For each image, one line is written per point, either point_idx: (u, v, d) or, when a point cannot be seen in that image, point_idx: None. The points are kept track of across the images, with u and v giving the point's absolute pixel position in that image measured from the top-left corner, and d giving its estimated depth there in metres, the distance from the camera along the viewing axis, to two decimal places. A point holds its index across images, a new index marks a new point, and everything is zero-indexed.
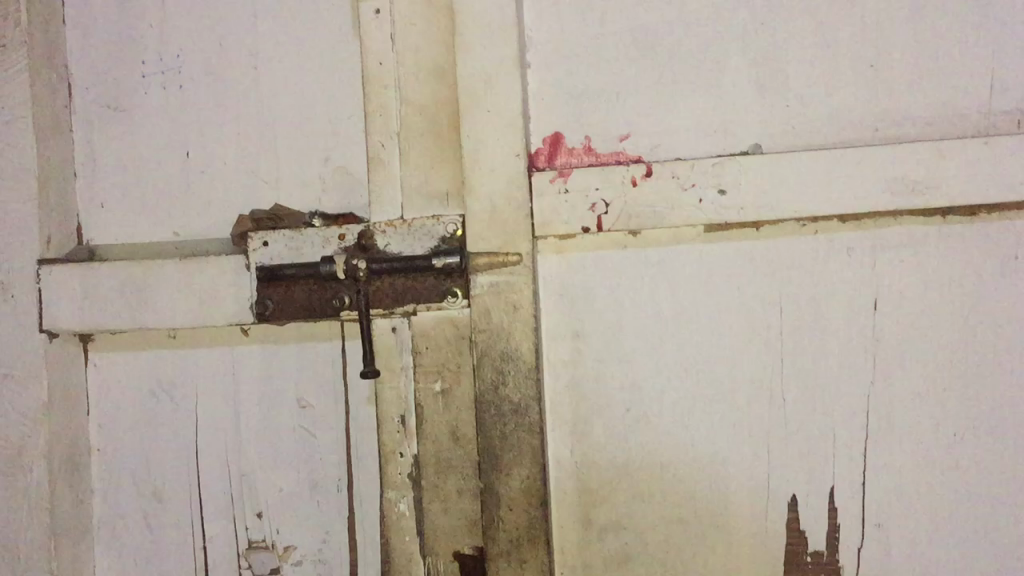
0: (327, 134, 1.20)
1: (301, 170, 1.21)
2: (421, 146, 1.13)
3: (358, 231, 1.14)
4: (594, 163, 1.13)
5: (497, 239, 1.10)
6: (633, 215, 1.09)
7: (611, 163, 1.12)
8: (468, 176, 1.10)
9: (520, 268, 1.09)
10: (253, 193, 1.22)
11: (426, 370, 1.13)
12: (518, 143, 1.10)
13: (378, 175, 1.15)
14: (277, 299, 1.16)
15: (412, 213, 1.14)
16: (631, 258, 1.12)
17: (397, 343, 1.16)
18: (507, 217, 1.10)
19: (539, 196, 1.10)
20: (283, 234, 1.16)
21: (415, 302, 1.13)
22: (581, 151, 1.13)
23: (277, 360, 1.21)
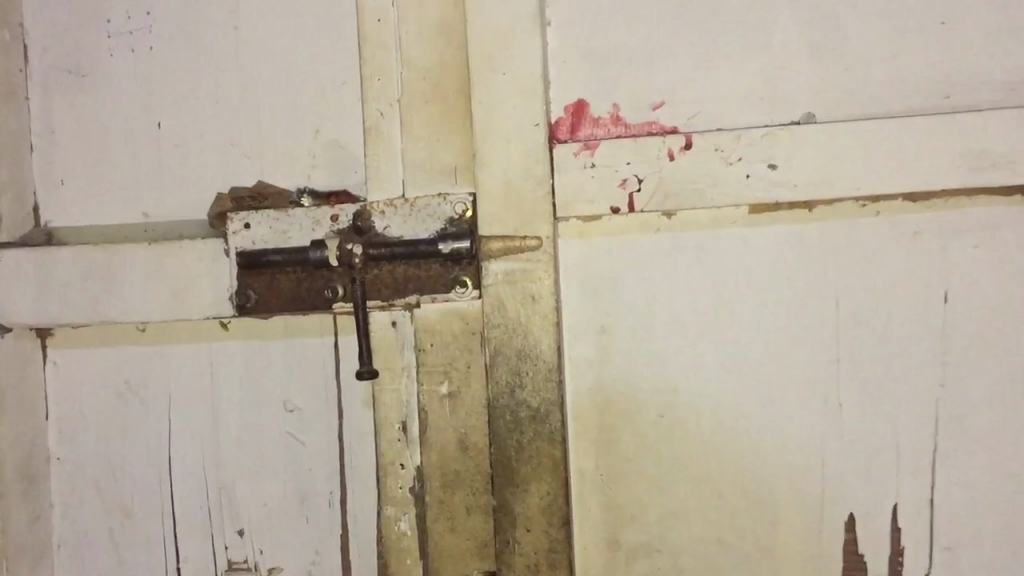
0: (317, 101, 1.06)
1: (288, 142, 1.06)
2: (425, 115, 0.99)
3: (353, 212, 1.00)
4: (624, 134, 0.98)
5: (513, 221, 0.96)
6: (672, 194, 0.95)
7: (644, 135, 0.98)
8: (479, 149, 0.96)
9: (539, 253, 0.95)
10: (233, 169, 1.07)
11: (431, 370, 0.99)
12: (537, 111, 0.96)
13: (377, 147, 1.01)
14: (261, 289, 1.03)
15: (415, 192, 1.00)
16: (665, 243, 0.99)
17: (397, 339, 1.01)
18: (525, 196, 0.96)
19: (562, 172, 0.96)
20: (267, 214, 1.02)
21: (419, 293, 0.99)
22: (609, 121, 0.99)
23: (260, 359, 1.07)
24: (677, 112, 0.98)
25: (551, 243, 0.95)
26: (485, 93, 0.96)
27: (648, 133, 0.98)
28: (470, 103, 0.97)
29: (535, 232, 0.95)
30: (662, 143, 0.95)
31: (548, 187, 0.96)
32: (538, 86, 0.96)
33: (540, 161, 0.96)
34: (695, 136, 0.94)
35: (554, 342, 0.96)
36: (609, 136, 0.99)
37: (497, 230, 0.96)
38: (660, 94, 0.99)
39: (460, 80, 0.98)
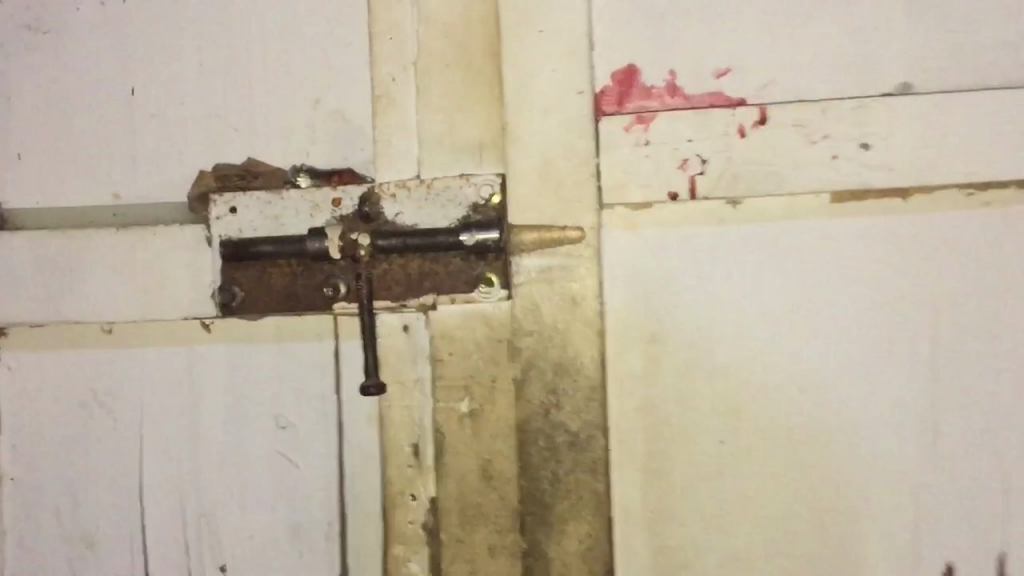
0: (317, 65, 0.90)
1: (283, 112, 0.90)
2: (447, 79, 0.83)
3: (358, 195, 0.85)
4: (682, 108, 0.82)
5: (552, 209, 0.81)
6: (744, 177, 0.81)
7: (708, 108, 0.82)
8: (510, 122, 0.82)
9: (580, 247, 0.81)
10: (218, 143, 0.91)
11: (449, 384, 0.84)
12: (581, 79, 0.81)
13: (387, 118, 0.85)
14: (250, 284, 0.87)
15: (431, 173, 0.84)
16: (730, 236, 0.82)
17: (409, 346, 0.85)
18: (566, 179, 0.81)
19: (610, 150, 0.82)
20: (257, 197, 0.87)
21: (436, 291, 0.84)
22: (664, 91, 0.82)
23: (249, 365, 0.90)
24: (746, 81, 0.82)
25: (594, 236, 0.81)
26: (519, 55, 0.82)
27: (713, 106, 0.82)
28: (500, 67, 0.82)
29: (576, 222, 0.81)
30: (732, 116, 0.81)
31: (594, 167, 0.81)
32: (586, 48, 0.82)
33: (583, 138, 0.81)
34: (772, 106, 0.81)
35: (598, 354, 0.82)
36: (665, 109, 0.82)
37: (531, 219, 0.82)
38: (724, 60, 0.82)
39: (488, 37, 0.82)
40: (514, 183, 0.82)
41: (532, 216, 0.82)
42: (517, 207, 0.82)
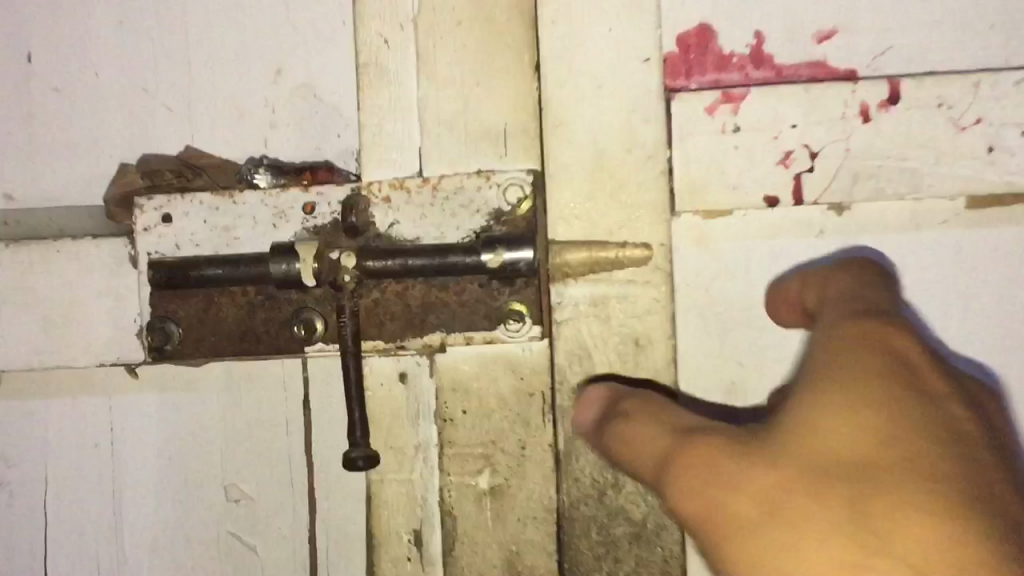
0: (278, 24, 0.67)
1: (235, 86, 0.68)
2: (460, 41, 0.62)
3: (340, 199, 0.62)
4: (772, 83, 0.61)
5: (609, 218, 0.61)
6: (869, 175, 0.61)
7: (811, 83, 0.61)
8: (548, 100, 0.61)
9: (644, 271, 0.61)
10: (146, 128, 0.69)
11: (463, 452, 0.63)
12: (643, 43, 0.61)
13: (377, 94, 0.63)
14: (191, 318, 0.64)
15: (439, 169, 0.63)
16: (835, 255, 0.61)
17: (409, 402, 0.64)
18: (626, 178, 0.61)
19: (685, 140, 0.61)
20: (199, 200, 0.64)
21: (446, 328, 0.62)
22: (748, 60, 0.62)
23: (192, 421, 0.68)
24: (863, 44, 0.61)
25: (664, 257, 0.61)
26: (561, 9, 0.61)
27: (814, 81, 0.61)
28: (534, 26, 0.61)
29: (639, 236, 0.61)
30: (851, 92, 0.61)
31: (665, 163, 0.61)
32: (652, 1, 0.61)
33: (649, 122, 0.61)
34: (903, 79, 0.60)
35: None
36: (749, 84, 0.61)
37: (580, 231, 0.61)
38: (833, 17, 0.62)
39: None
40: (556, 183, 0.62)
41: (580, 227, 0.61)
42: (559, 215, 0.62)
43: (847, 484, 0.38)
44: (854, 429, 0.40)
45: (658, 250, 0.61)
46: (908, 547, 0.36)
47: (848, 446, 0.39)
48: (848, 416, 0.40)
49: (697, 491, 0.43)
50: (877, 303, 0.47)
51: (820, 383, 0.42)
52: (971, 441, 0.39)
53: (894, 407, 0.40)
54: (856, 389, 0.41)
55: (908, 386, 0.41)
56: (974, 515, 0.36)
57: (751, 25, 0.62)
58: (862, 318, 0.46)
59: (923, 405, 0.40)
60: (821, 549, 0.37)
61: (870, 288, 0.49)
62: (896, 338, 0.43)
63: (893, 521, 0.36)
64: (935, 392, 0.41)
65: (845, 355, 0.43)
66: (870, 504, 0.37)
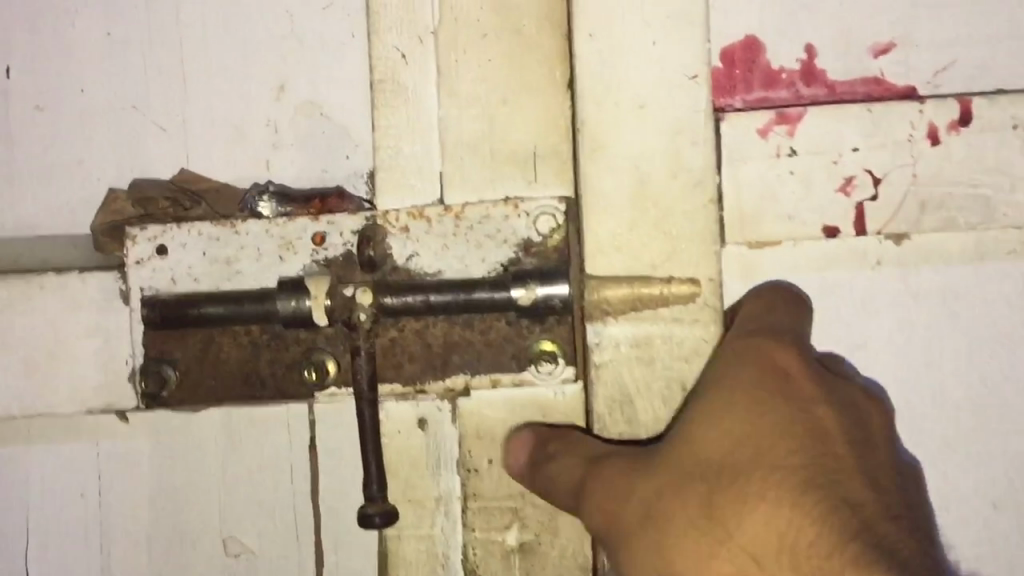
0: (283, 35, 0.62)
1: (234, 103, 0.62)
2: (486, 56, 0.56)
3: (354, 229, 0.57)
4: (824, 101, 0.56)
5: (653, 251, 0.55)
6: (937, 203, 0.56)
7: (868, 101, 0.56)
8: (584, 120, 0.56)
9: (692, 309, 0.55)
10: (137, 149, 0.63)
11: (489, 506, 0.58)
12: (689, 57, 0.55)
13: (395, 113, 0.58)
14: (189, 360, 0.59)
15: (462, 196, 0.57)
16: (895, 288, 0.56)
17: (430, 451, 0.58)
18: (671, 206, 0.55)
19: (736, 166, 0.56)
20: (197, 230, 0.58)
21: (471, 370, 0.57)
22: (798, 76, 0.57)
23: (187, 473, 0.61)
24: (925, 59, 0.56)
25: (713, 293, 0.55)
26: (600, 20, 0.56)
27: (871, 99, 0.56)
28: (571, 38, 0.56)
29: (686, 271, 0.55)
30: (918, 112, 0.55)
31: (714, 189, 0.55)
32: (700, 11, 0.56)
33: (696, 145, 0.55)
34: (975, 98, 0.55)
35: None
36: (799, 103, 0.56)
37: (620, 264, 0.55)
38: (893, 30, 0.56)
39: None
40: (593, 211, 0.56)
41: (621, 259, 0.55)
42: (596, 247, 0.56)
43: (708, 482, 0.44)
44: (736, 441, 0.44)
45: (706, 286, 0.55)
46: (743, 526, 0.41)
47: (710, 446, 0.44)
48: (728, 430, 0.44)
49: (605, 499, 0.47)
50: (779, 331, 0.50)
51: (714, 408, 0.46)
52: (837, 454, 0.43)
53: (759, 412, 0.45)
54: (732, 399, 0.46)
55: (766, 398, 0.45)
56: (801, 506, 0.40)
57: (802, 38, 0.57)
58: (748, 335, 0.49)
59: (784, 410, 0.44)
60: (672, 536, 0.43)
61: (775, 318, 0.51)
62: (793, 365, 0.47)
63: (739, 511, 0.42)
64: (795, 394, 0.45)
65: (735, 374, 0.47)
66: (716, 493, 0.43)
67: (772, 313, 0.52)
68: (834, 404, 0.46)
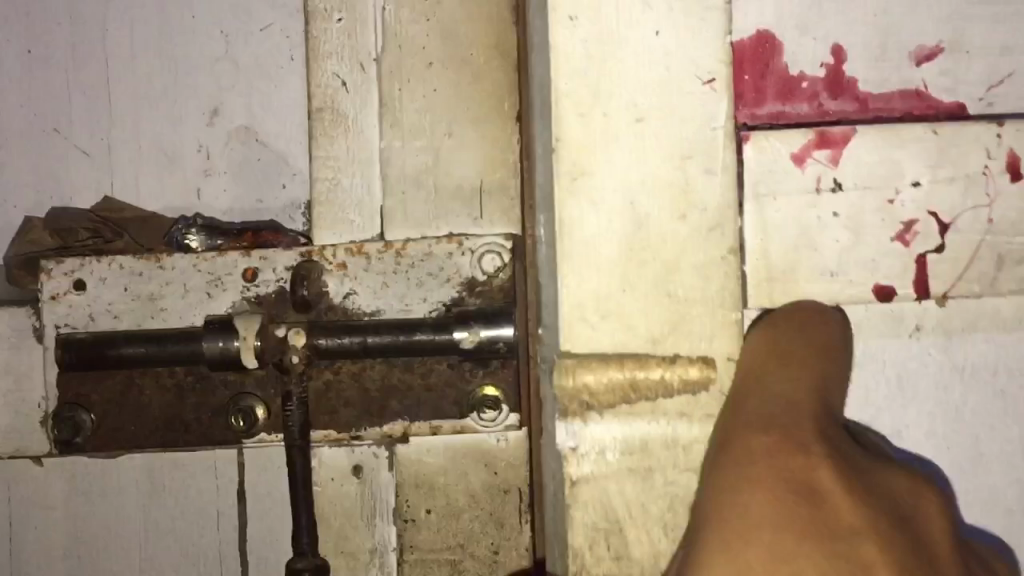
0: (215, 58, 0.58)
1: (162, 129, 0.59)
2: (431, 86, 0.54)
3: (287, 265, 0.54)
4: (853, 118, 0.48)
5: (653, 315, 0.47)
6: (1017, 259, 0.47)
7: (906, 121, 0.47)
8: (562, 157, 0.47)
9: (700, 400, 0.47)
10: (57, 174, 0.59)
11: (426, 559, 0.55)
12: (702, 58, 0.47)
13: (332, 143, 0.55)
14: (106, 404, 0.55)
15: (403, 231, 0.55)
16: (935, 361, 0.48)
17: (364, 501, 0.55)
18: (674, 255, 0.47)
19: (762, 203, 0.47)
20: (118, 265, 0.54)
21: (410, 416, 0.54)
22: (822, 85, 0.48)
23: (104, 521, 0.57)
24: (977, 73, 0.47)
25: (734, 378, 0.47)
26: (583, 2, 0.47)
27: (910, 117, 0.47)
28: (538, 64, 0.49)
29: (696, 349, 0.47)
30: (996, 138, 0.47)
31: (734, 237, 0.47)
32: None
33: (711, 174, 0.47)
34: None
35: None
36: (823, 122, 0.48)
37: (610, 334, 0.47)
38: (943, 33, 0.47)
39: (495, 26, 0.54)
40: (575, 266, 0.47)
41: (611, 326, 0.47)
42: (575, 316, 0.47)
43: None
44: None
45: (718, 370, 0.47)
46: None
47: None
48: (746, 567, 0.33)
49: None
50: (800, 425, 0.40)
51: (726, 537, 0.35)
52: None
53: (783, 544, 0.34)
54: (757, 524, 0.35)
55: (794, 525, 0.34)
56: None
57: (831, 37, 0.48)
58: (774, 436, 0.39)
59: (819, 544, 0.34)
60: None
61: (790, 399, 0.41)
62: (822, 480, 0.36)
63: None
64: (831, 518, 0.35)
65: (749, 490, 0.36)
66: None
67: (790, 396, 0.42)
68: (873, 526, 0.35)
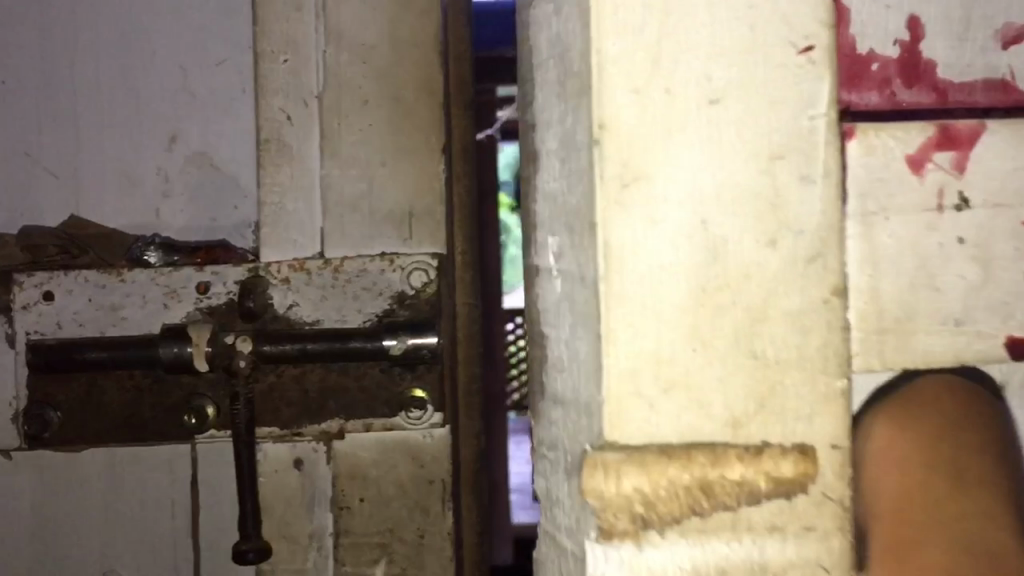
0: (174, 90, 0.64)
1: (125, 154, 0.64)
2: (367, 121, 0.61)
3: (237, 280, 0.60)
4: (932, 112, 0.40)
5: (734, 382, 0.33)
6: None
7: (991, 116, 0.39)
8: (610, 149, 0.32)
9: (799, 509, 0.34)
10: (26, 191, 0.64)
11: (359, 542, 0.61)
12: (802, 14, 0.33)
13: (278, 171, 0.61)
14: (72, 403, 0.61)
15: (341, 250, 0.61)
16: None
17: (304, 489, 0.61)
18: (759, 297, 0.33)
19: (872, 224, 0.37)
20: (85, 278, 0.61)
21: (344, 415, 0.61)
22: (896, 69, 0.39)
23: (68, 510, 0.63)
24: None
25: (838, 475, 0.35)
26: None
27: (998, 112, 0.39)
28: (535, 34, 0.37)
29: (792, 435, 0.34)
30: None
31: (841, 275, 0.34)
32: None
33: (810, 183, 0.34)
34: None
35: None
36: (892, 115, 0.39)
37: (675, 413, 0.33)
38: None
39: (423, 68, 0.62)
40: (627, 316, 0.32)
41: (675, 403, 0.33)
42: (633, 390, 0.33)
43: None
44: None
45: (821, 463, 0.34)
46: None
47: None
48: None
49: None
50: None
51: None
52: None
53: None
54: None
55: None
56: None
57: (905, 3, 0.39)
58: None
59: None
60: None
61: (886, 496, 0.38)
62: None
63: None
64: None
65: None
66: None
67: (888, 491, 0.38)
68: None
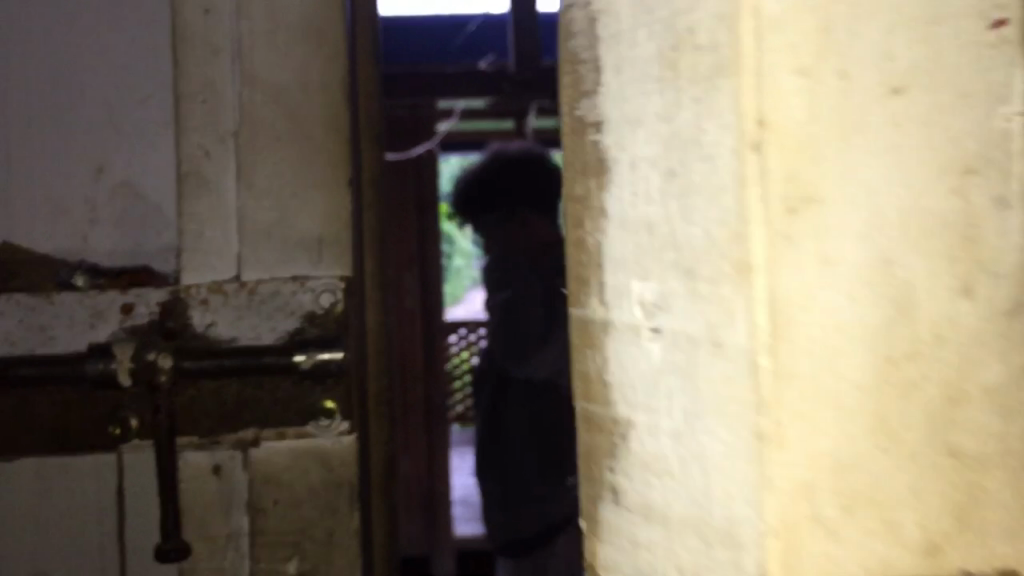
0: (102, 121, 0.67)
1: (53, 183, 0.67)
2: (278, 157, 0.67)
3: (159, 301, 0.66)
4: None
5: (926, 490, 0.36)
6: None
7: None
8: (769, 171, 0.34)
9: None
10: None
11: (273, 541, 0.67)
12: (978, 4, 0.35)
13: (197, 202, 0.67)
14: (4, 417, 0.66)
15: (256, 272, 0.67)
16: None
17: (222, 493, 0.67)
18: (952, 365, 0.36)
19: None
20: (16, 300, 0.66)
21: (258, 424, 0.66)
22: None
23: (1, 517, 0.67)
24: None
25: None
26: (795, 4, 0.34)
27: None
28: (614, 107, 0.40)
29: (1000, 556, 0.37)
30: None
31: None
32: None
33: (1006, 205, 0.35)
34: None
35: None
36: None
37: (858, 535, 0.36)
38: None
39: (330, 107, 0.68)
40: (814, 419, 0.35)
41: (863, 524, 0.36)
42: (809, 513, 0.35)
43: None
44: None
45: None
46: None
47: None
48: None
49: None
50: None
51: None
52: None
53: None
54: None
55: None
56: None
57: None
58: None
59: None
60: None
61: None
62: None
63: None
64: None
65: None
66: None
67: None
68: None
